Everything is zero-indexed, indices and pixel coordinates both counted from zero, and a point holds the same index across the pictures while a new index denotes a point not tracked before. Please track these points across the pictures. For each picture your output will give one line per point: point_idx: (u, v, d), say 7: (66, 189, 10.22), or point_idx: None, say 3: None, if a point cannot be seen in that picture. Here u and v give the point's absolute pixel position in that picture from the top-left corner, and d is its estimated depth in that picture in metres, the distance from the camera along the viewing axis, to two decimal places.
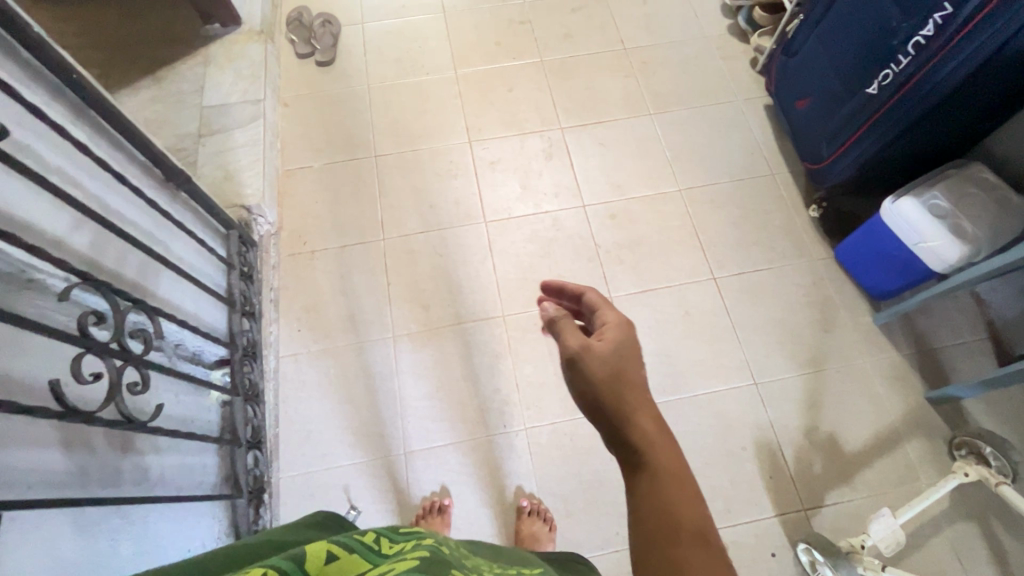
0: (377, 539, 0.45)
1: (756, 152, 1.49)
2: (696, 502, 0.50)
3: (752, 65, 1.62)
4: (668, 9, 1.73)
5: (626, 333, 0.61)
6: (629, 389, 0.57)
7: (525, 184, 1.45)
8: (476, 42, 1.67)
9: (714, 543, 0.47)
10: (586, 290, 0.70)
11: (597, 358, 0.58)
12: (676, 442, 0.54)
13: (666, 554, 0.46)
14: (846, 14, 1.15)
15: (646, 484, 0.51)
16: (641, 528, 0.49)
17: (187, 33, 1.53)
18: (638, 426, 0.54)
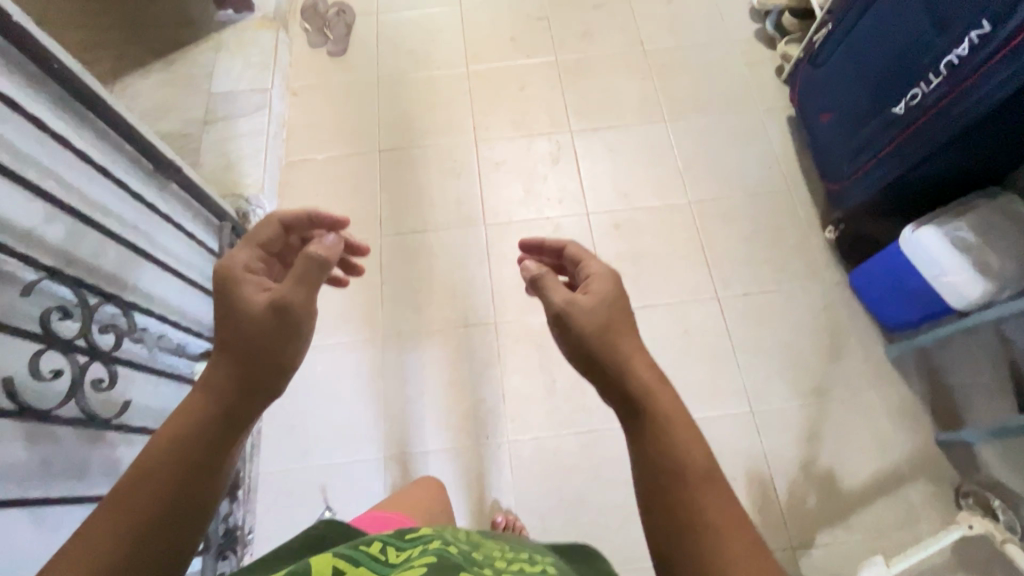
0: (384, 549, 0.44)
1: (773, 166, 1.42)
2: (698, 442, 0.53)
3: (778, 72, 1.54)
4: (694, 10, 1.65)
5: (611, 286, 0.64)
6: (622, 342, 0.60)
7: (528, 188, 1.41)
8: (491, 37, 1.63)
9: (722, 486, 0.51)
10: (566, 244, 0.74)
11: (585, 312, 0.61)
12: (674, 390, 0.57)
13: (678, 505, 0.50)
14: (878, 28, 1.07)
15: (650, 438, 0.54)
16: (652, 481, 0.52)
17: (200, 17, 1.53)
18: (641, 381, 0.57)
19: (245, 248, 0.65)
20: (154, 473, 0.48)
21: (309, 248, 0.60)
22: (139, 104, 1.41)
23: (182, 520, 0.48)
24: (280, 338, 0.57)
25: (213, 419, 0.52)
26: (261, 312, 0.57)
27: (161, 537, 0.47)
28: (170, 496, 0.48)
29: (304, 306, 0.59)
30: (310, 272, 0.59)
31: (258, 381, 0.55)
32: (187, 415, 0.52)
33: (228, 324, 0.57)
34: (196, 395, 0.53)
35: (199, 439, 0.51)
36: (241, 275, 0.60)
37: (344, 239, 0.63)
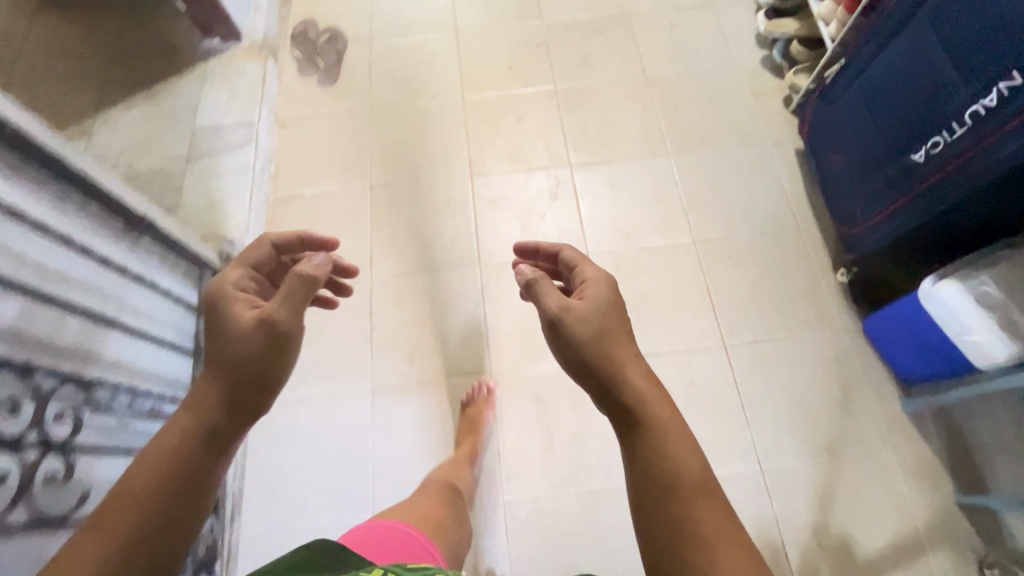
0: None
1: (782, 203, 1.35)
2: (689, 448, 0.56)
3: (786, 102, 1.48)
4: (697, 36, 1.60)
5: (606, 290, 0.68)
6: (616, 347, 0.64)
7: (526, 226, 1.35)
8: (487, 65, 1.57)
9: (715, 492, 0.54)
10: (563, 250, 0.77)
11: (579, 318, 0.65)
12: (668, 395, 0.60)
13: (669, 509, 0.54)
14: (893, 71, 1.02)
15: (645, 443, 0.57)
16: (644, 485, 0.56)
17: (185, 45, 1.47)
18: (636, 389, 0.60)
19: (238, 270, 0.71)
20: (143, 493, 0.54)
21: (299, 268, 0.65)
22: (120, 139, 1.36)
23: (166, 534, 0.54)
24: (265, 360, 0.62)
25: (200, 438, 0.58)
26: (251, 329, 0.62)
27: (149, 550, 0.53)
28: (157, 512, 0.54)
29: (291, 323, 0.63)
30: (297, 290, 0.64)
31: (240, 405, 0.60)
32: (173, 438, 0.57)
33: (218, 343, 0.62)
34: (183, 416, 0.59)
35: (186, 460, 0.57)
36: (234, 294, 0.66)
37: (332, 259, 0.67)
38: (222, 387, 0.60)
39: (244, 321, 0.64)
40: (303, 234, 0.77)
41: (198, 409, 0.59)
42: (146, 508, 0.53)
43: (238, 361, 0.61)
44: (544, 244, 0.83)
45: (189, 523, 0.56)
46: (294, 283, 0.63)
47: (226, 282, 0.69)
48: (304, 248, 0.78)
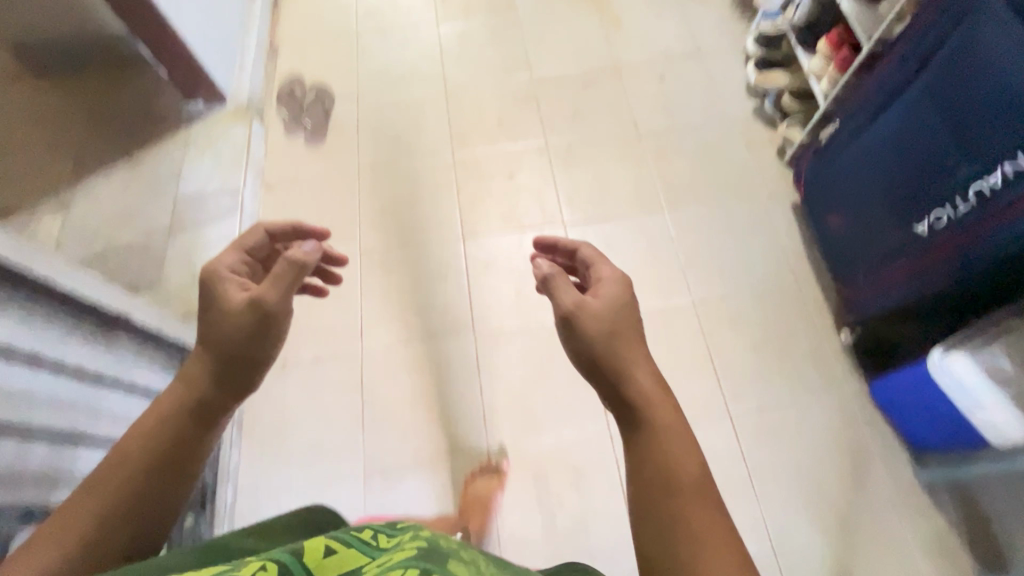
0: (375, 535, 0.47)
1: (780, 260, 1.33)
2: (692, 453, 0.57)
3: (780, 154, 1.47)
4: (687, 88, 1.59)
5: (620, 291, 0.69)
6: (627, 348, 0.64)
7: (521, 289, 1.31)
8: (477, 120, 1.55)
9: (712, 494, 0.54)
10: (582, 247, 0.78)
11: (592, 316, 0.66)
12: (674, 399, 0.60)
13: (665, 510, 0.54)
14: (890, 140, 1.00)
15: (647, 440, 0.58)
16: (643, 481, 0.57)
17: (167, 110, 1.44)
18: (642, 388, 0.61)
19: (232, 253, 0.73)
20: (135, 461, 0.55)
21: (288, 253, 0.67)
22: (100, 210, 1.32)
23: (159, 497, 0.56)
24: (253, 338, 0.63)
25: (190, 413, 0.59)
26: (238, 310, 0.64)
27: (140, 514, 0.54)
28: (149, 477, 0.56)
29: (279, 302, 0.65)
30: (285, 272, 0.66)
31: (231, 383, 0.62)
32: (165, 407, 0.59)
33: (210, 320, 0.64)
34: (177, 387, 0.60)
35: (175, 433, 0.58)
36: (224, 275, 0.68)
37: (320, 246, 0.69)
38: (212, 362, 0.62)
39: (233, 301, 0.65)
40: (295, 224, 0.78)
41: (189, 379, 0.61)
42: (138, 475, 0.55)
43: (230, 341, 0.63)
44: (563, 240, 0.83)
45: (179, 488, 0.57)
46: (284, 266, 0.66)
47: (219, 264, 0.70)
48: (298, 238, 0.80)
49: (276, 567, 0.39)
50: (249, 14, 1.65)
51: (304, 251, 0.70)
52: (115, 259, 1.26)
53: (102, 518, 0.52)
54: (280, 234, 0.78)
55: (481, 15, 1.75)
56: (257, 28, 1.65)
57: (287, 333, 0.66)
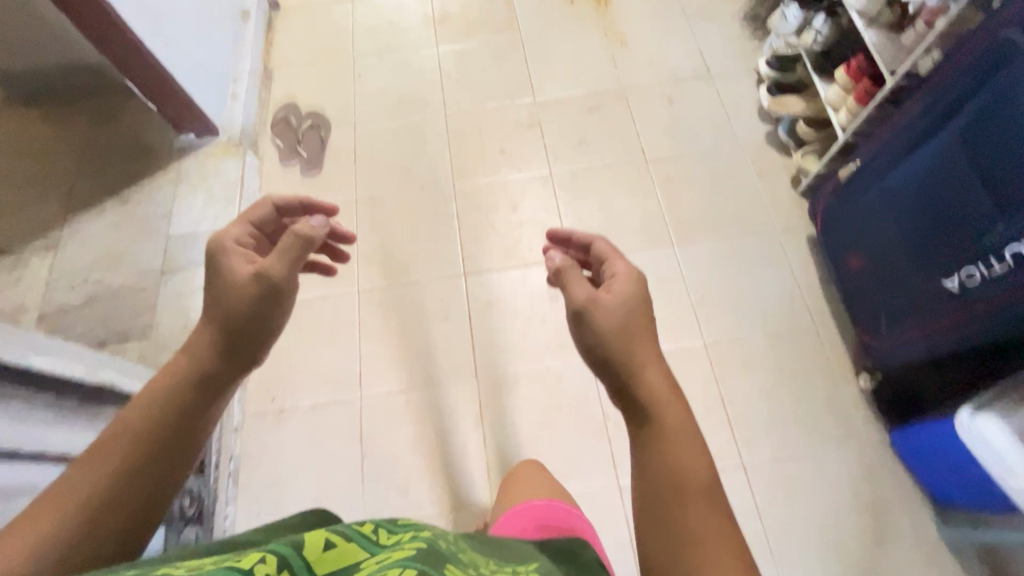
0: (376, 528, 0.42)
1: (795, 298, 1.28)
2: (698, 457, 0.60)
3: (794, 182, 1.41)
4: (697, 112, 1.53)
5: (633, 286, 0.71)
6: (638, 345, 0.67)
7: (525, 330, 1.27)
8: (479, 148, 1.49)
9: (718, 498, 0.58)
10: (597, 240, 0.79)
11: (606, 312, 0.68)
12: (685, 400, 0.64)
13: (671, 510, 0.58)
14: (915, 185, 0.94)
15: (656, 439, 0.62)
16: (649, 479, 0.61)
17: (159, 143, 1.39)
18: (652, 388, 0.64)
19: (237, 226, 0.72)
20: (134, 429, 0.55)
21: (297, 227, 0.67)
22: (91, 251, 1.27)
23: (161, 466, 0.55)
24: (259, 310, 0.64)
25: (196, 382, 0.60)
26: (246, 279, 0.64)
27: (140, 484, 0.53)
28: (149, 446, 0.55)
29: (285, 276, 0.65)
30: (295, 246, 0.66)
31: (235, 354, 0.63)
32: (166, 378, 0.59)
33: (218, 289, 0.64)
34: (183, 358, 0.61)
35: (184, 399, 0.58)
36: (231, 248, 0.68)
37: (329, 221, 0.70)
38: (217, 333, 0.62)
39: (240, 273, 0.65)
40: (303, 201, 0.76)
41: (192, 352, 0.61)
42: (138, 442, 0.54)
43: (234, 312, 0.63)
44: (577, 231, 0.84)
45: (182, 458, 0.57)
46: (293, 240, 0.66)
47: (224, 237, 0.69)
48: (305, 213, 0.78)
49: (275, 560, 0.34)
50: (242, 37, 1.59)
51: (312, 226, 0.69)
52: (107, 304, 1.22)
53: (103, 483, 0.52)
54: (286, 208, 0.77)
55: (483, 35, 1.68)
56: (250, 52, 1.60)
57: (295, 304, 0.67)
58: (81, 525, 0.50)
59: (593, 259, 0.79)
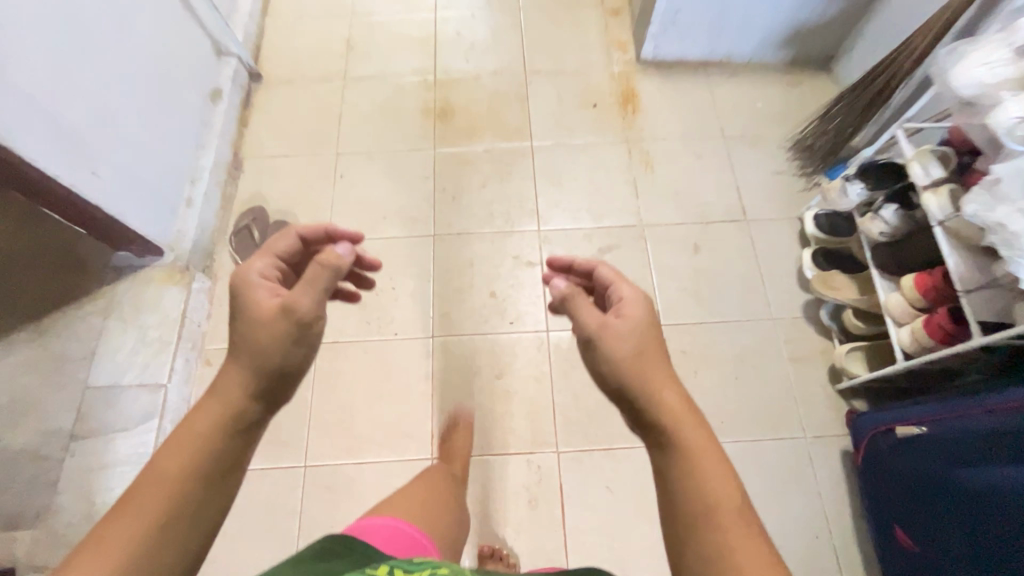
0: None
1: (817, 535, 1.08)
2: (727, 485, 0.58)
3: (831, 374, 1.19)
4: (726, 266, 1.31)
5: (643, 308, 0.70)
6: (653, 367, 0.66)
7: (493, 543, 1.07)
8: (467, 289, 1.28)
9: (751, 518, 0.56)
10: (598, 263, 0.80)
11: (618, 337, 0.68)
12: (703, 419, 0.62)
13: (705, 536, 0.56)
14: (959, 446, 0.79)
15: (678, 463, 0.60)
16: (675, 503, 0.59)
17: (91, 262, 1.17)
18: (667, 409, 0.62)
19: (263, 258, 0.74)
20: (173, 478, 0.56)
21: (320, 257, 0.67)
22: None
23: (201, 513, 0.57)
24: (291, 351, 0.64)
25: (228, 427, 0.60)
26: (270, 313, 0.65)
27: (186, 534, 0.56)
28: (187, 493, 0.56)
29: (313, 310, 0.66)
30: (319, 276, 0.67)
31: (267, 397, 0.63)
32: (205, 424, 0.59)
33: (243, 327, 0.65)
34: (211, 402, 0.61)
35: (220, 445, 0.59)
36: (257, 281, 0.68)
37: (354, 248, 0.69)
38: (251, 376, 0.63)
39: (268, 307, 0.66)
40: (329, 228, 0.77)
41: (222, 398, 0.61)
42: (177, 491, 0.56)
43: (265, 354, 0.63)
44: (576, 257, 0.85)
45: (222, 502, 0.59)
46: (316, 270, 0.66)
47: (249, 270, 0.71)
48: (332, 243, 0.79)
49: None
50: (209, 128, 1.37)
51: (340, 253, 0.69)
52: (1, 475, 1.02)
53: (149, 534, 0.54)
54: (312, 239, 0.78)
55: (487, 140, 1.46)
56: (218, 144, 1.38)
57: (321, 340, 0.67)
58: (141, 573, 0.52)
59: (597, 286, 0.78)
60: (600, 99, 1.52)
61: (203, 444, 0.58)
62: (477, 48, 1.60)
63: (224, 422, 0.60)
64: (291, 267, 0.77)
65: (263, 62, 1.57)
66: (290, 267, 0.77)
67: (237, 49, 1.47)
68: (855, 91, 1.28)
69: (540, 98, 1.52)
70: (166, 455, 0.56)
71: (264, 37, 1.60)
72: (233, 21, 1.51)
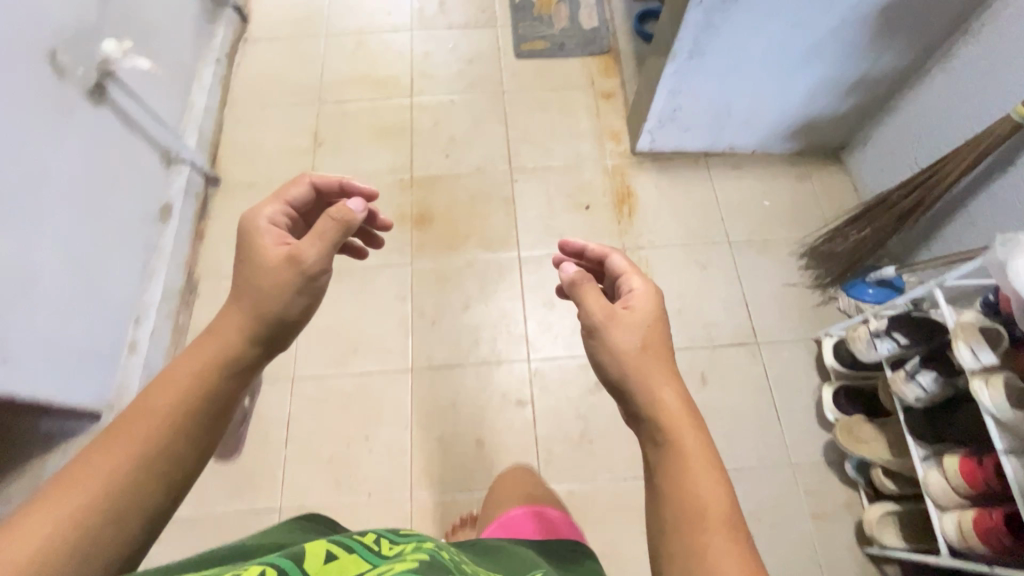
0: (378, 540, 0.47)
1: None
2: (716, 486, 0.59)
3: (858, 531, 1.07)
4: (737, 401, 1.18)
5: (652, 304, 0.72)
6: (654, 369, 0.66)
7: None
8: (452, 435, 1.14)
9: (740, 529, 0.57)
10: (613, 255, 0.80)
11: (623, 332, 0.68)
12: (698, 420, 0.63)
13: (689, 532, 0.57)
14: None
15: (669, 457, 0.61)
16: (664, 493, 0.59)
17: (5, 432, 1.00)
18: (663, 405, 0.63)
19: (273, 204, 0.74)
20: (158, 416, 0.56)
21: (331, 210, 0.66)
22: None
23: (179, 451, 0.57)
24: (294, 300, 0.66)
25: (224, 361, 0.62)
26: (274, 264, 0.67)
27: (161, 468, 0.55)
28: (179, 417, 0.57)
29: (317, 262, 0.67)
30: (328, 229, 0.66)
31: (261, 336, 0.65)
32: (195, 368, 0.60)
33: (250, 272, 0.66)
34: (210, 338, 0.63)
35: (216, 379, 0.61)
36: (264, 228, 0.70)
37: (366, 203, 0.68)
38: (248, 324, 0.65)
39: (273, 256, 0.67)
40: (343, 181, 0.78)
41: (221, 336, 0.63)
42: (162, 429, 0.56)
43: (263, 307, 0.65)
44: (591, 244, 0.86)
45: (202, 444, 0.59)
46: (326, 224, 0.65)
47: (258, 215, 0.72)
48: (343, 195, 0.79)
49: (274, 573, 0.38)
50: (155, 254, 1.22)
51: (351, 207, 0.68)
52: None
53: (141, 449, 0.54)
54: (326, 189, 0.78)
55: (471, 250, 1.33)
56: (166, 271, 1.23)
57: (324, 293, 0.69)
58: (123, 497, 0.52)
59: (610, 270, 0.80)
60: (593, 199, 1.39)
61: (192, 383, 0.59)
62: (458, 139, 1.47)
63: (222, 357, 0.62)
64: (300, 216, 0.78)
65: (222, 162, 1.43)
66: (299, 215, 0.78)
67: (188, 155, 1.32)
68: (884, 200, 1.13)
69: (527, 198, 1.39)
70: (153, 393, 0.57)
71: (224, 133, 1.46)
72: (184, 121, 1.36)
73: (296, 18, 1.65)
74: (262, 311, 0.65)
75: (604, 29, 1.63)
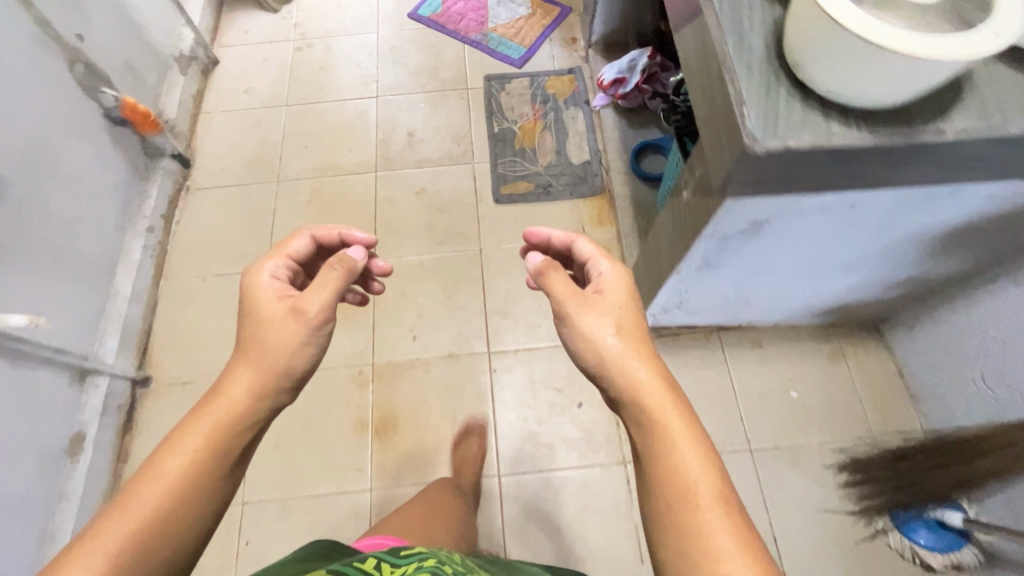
0: (379, 566, 0.54)
1: None
2: (702, 460, 0.54)
3: None
4: None
5: (622, 286, 0.69)
6: (631, 345, 0.63)
7: None
8: None
9: (733, 503, 0.52)
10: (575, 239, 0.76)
11: (593, 316, 0.65)
12: (677, 393, 0.59)
13: (683, 521, 0.52)
14: None
15: (651, 436, 0.57)
16: (647, 483, 0.55)
17: None
18: (635, 381, 0.60)
19: (275, 258, 0.70)
20: (174, 475, 0.52)
21: (332, 261, 0.66)
22: None
23: (200, 508, 0.53)
24: (303, 350, 0.62)
25: (242, 420, 0.57)
26: (280, 317, 0.63)
27: (184, 521, 0.51)
28: (196, 478, 0.53)
29: (323, 311, 0.64)
30: (330, 278, 0.65)
31: (270, 389, 0.60)
32: (207, 428, 0.55)
33: (255, 326, 0.63)
34: (229, 393, 0.58)
35: (233, 438, 0.56)
36: (266, 283, 0.66)
37: (366, 252, 0.68)
38: (261, 378, 0.60)
39: (275, 308, 0.64)
40: (343, 233, 0.75)
41: (235, 393, 0.58)
42: (183, 488, 0.52)
43: (273, 355, 0.61)
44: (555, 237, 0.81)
45: (221, 500, 0.55)
46: (330, 278, 0.65)
47: (260, 272, 0.68)
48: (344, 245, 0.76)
49: None
50: (60, 508, 1.01)
51: (353, 257, 0.68)
52: None
53: (154, 518, 0.50)
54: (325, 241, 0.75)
55: (442, 469, 1.12)
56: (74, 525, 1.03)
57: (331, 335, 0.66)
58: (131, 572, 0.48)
59: (579, 259, 0.76)
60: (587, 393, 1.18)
61: (209, 442, 0.54)
62: (428, 316, 1.26)
63: (240, 414, 0.57)
64: (300, 268, 0.75)
65: (155, 355, 1.23)
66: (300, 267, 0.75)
67: (107, 367, 1.12)
68: (946, 468, 0.91)
69: (508, 394, 1.18)
70: (172, 452, 0.53)
71: (158, 315, 1.27)
72: (105, 318, 1.17)
73: (245, 161, 1.46)
74: (275, 368, 0.60)
75: (595, 163, 1.42)
